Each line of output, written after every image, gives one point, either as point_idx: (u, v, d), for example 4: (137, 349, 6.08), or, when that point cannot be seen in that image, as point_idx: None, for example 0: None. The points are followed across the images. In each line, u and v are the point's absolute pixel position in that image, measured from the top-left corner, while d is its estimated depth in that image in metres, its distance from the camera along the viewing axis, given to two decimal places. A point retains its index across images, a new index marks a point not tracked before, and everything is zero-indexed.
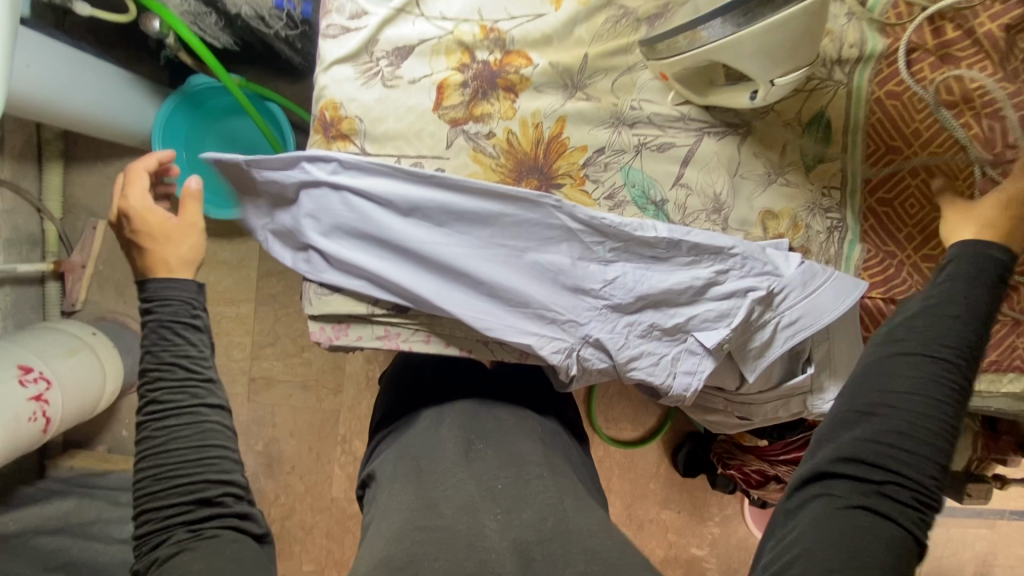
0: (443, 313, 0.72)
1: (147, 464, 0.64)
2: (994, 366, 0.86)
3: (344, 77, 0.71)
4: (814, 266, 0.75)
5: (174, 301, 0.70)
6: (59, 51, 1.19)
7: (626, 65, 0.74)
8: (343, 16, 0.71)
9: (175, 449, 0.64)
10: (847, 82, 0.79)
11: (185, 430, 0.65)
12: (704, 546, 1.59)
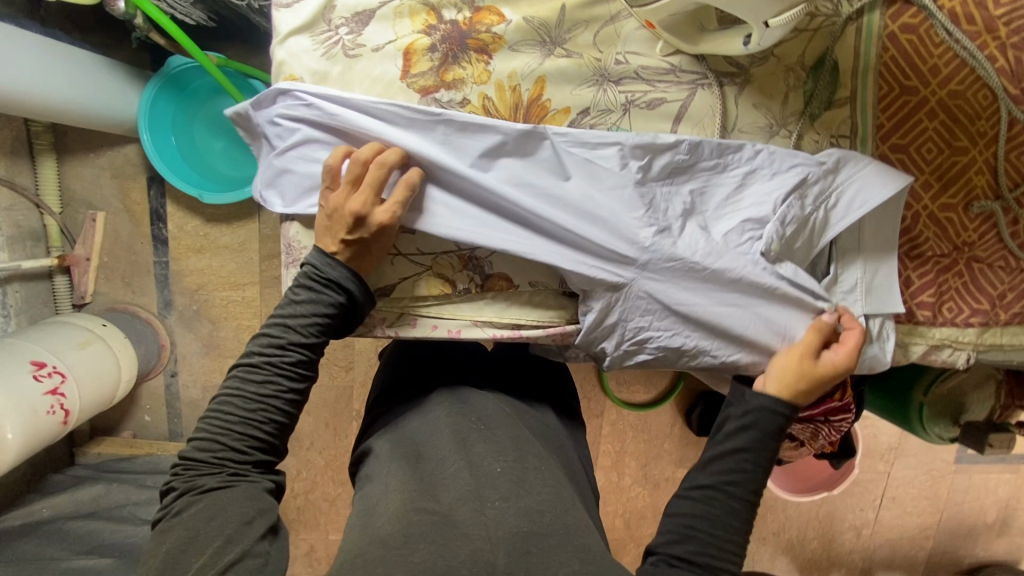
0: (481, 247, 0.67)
1: (224, 402, 0.62)
2: (1017, 319, 0.80)
3: (301, 53, 0.67)
4: (847, 155, 0.71)
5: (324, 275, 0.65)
6: (28, 42, 1.15)
7: (608, 15, 0.67)
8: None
9: (248, 401, 0.62)
10: (856, 19, 0.71)
11: (261, 383, 0.63)
12: None
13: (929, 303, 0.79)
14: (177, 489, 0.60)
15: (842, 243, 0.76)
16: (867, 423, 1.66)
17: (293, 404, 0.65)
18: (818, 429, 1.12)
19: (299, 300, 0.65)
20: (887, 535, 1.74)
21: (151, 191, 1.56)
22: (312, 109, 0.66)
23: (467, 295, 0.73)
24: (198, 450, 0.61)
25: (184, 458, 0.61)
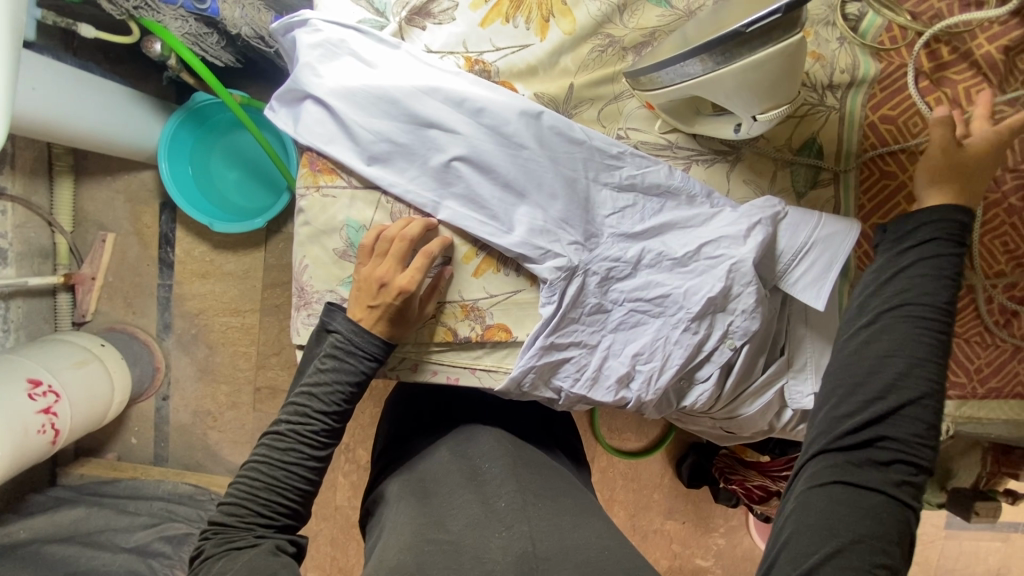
0: (455, 301, 0.74)
1: (317, 401, 0.67)
2: (995, 393, 0.84)
3: (319, 116, 0.70)
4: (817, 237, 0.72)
5: (343, 364, 0.68)
6: (62, 72, 1.20)
7: (612, 93, 0.73)
8: (312, 34, 0.67)
9: (270, 474, 0.64)
10: (839, 107, 0.77)
11: (284, 453, 0.65)
12: (709, 556, 1.59)
13: None
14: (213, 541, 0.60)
15: (792, 315, 0.78)
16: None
17: (310, 472, 0.66)
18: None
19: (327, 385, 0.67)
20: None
21: (162, 216, 1.60)
22: (331, 117, 0.69)
23: (467, 343, 0.75)
24: (268, 449, 0.65)
25: (215, 520, 0.62)
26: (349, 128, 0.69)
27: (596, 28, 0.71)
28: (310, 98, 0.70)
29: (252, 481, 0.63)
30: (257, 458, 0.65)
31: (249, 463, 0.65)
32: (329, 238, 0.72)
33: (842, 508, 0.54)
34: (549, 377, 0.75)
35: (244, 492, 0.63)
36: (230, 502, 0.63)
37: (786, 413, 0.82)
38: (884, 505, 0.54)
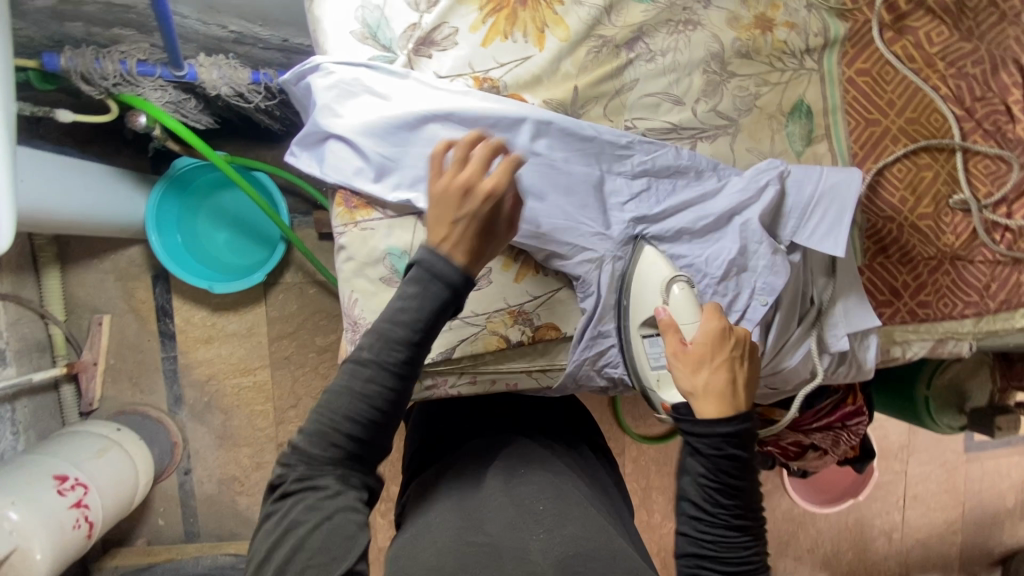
0: (501, 309, 0.76)
1: (390, 353, 0.59)
2: (1005, 306, 0.91)
3: (342, 154, 0.69)
4: (825, 190, 0.77)
5: (414, 296, 0.60)
6: (49, 161, 1.20)
7: (614, 89, 0.76)
8: (326, 76, 0.68)
9: (353, 405, 0.58)
10: (818, 69, 0.82)
11: (365, 382, 0.59)
12: None
13: (928, 301, 0.89)
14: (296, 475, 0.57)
15: (811, 267, 0.82)
16: (876, 426, 1.72)
17: (395, 402, 0.60)
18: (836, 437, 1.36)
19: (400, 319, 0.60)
20: (918, 536, 1.77)
21: (156, 288, 1.58)
22: (355, 154, 0.69)
23: (520, 348, 0.77)
24: (339, 399, 0.58)
25: (299, 447, 0.58)
26: (377, 161, 0.68)
27: (589, 32, 0.75)
28: (331, 138, 0.69)
29: (335, 411, 0.58)
30: (325, 412, 0.58)
31: (326, 390, 0.59)
32: (372, 268, 0.71)
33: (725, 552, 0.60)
34: (602, 366, 0.77)
35: (327, 421, 0.58)
36: (304, 457, 0.58)
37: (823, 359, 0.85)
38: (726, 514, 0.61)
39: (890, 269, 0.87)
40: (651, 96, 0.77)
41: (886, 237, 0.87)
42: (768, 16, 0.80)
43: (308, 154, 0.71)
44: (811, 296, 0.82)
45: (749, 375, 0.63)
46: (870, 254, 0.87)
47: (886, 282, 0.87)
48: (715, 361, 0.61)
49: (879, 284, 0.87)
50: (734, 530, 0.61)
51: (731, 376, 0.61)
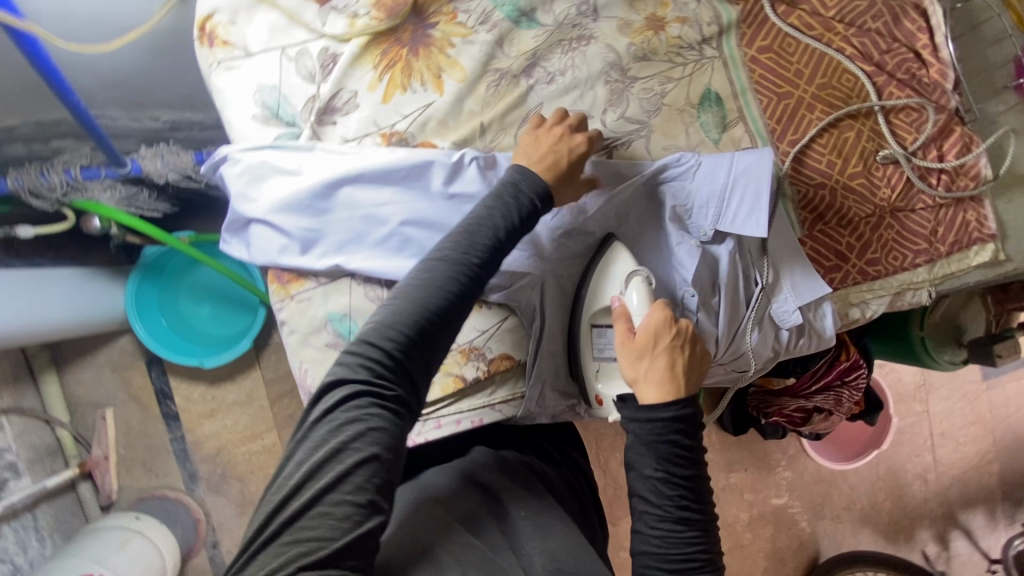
0: (452, 350, 0.77)
1: (428, 307, 0.59)
2: (957, 247, 0.92)
3: (268, 234, 0.72)
4: (733, 176, 0.77)
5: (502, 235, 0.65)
6: (14, 278, 1.21)
7: (521, 118, 0.78)
8: (236, 166, 0.70)
9: (439, 340, 0.59)
10: (719, 55, 0.83)
11: (450, 319, 0.60)
12: (782, 493, 1.66)
13: (877, 258, 0.90)
14: (377, 394, 0.55)
15: (750, 249, 0.83)
16: (885, 372, 1.70)
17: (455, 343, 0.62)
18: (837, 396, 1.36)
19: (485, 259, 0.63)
20: (952, 472, 1.75)
21: (152, 372, 1.60)
22: (279, 232, 0.71)
23: (478, 383, 0.79)
24: (373, 350, 0.56)
25: (381, 366, 0.56)
26: (302, 235, 0.71)
27: (484, 68, 0.76)
28: (254, 222, 0.72)
29: (422, 341, 0.58)
30: (361, 362, 0.55)
31: (414, 316, 0.58)
32: (317, 336, 0.73)
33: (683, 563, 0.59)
34: (561, 382, 0.80)
35: (416, 350, 0.58)
36: (331, 412, 0.53)
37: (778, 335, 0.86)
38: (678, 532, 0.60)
39: (830, 234, 0.88)
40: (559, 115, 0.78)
41: (821, 203, 0.87)
42: (659, 16, 0.81)
43: (238, 240, 0.74)
44: (754, 277, 0.84)
45: (694, 360, 0.66)
46: (807, 223, 0.88)
47: (828, 248, 0.88)
48: (657, 348, 0.65)
49: (823, 250, 0.88)
50: (694, 549, 0.60)
51: (671, 363, 0.64)
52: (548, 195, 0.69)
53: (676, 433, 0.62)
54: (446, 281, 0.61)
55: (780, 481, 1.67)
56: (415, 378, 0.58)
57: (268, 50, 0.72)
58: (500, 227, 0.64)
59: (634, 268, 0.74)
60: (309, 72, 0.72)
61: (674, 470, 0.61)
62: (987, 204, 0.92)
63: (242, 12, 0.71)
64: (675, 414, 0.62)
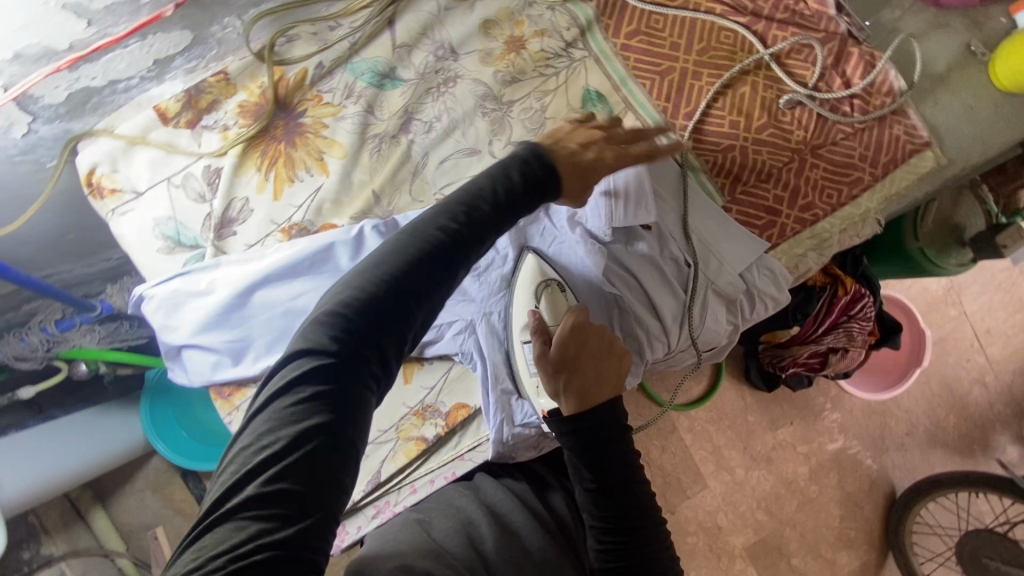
0: (406, 413, 0.78)
1: (411, 272, 0.47)
2: (894, 165, 0.87)
3: (201, 354, 0.74)
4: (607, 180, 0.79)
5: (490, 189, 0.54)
6: (30, 436, 1.10)
7: (410, 173, 0.78)
8: (153, 300, 0.73)
9: (414, 322, 0.47)
10: (589, 54, 0.83)
11: (427, 299, 0.48)
12: (836, 436, 1.52)
13: (811, 202, 0.86)
14: (329, 376, 0.42)
15: (670, 232, 0.83)
16: (907, 284, 1.59)
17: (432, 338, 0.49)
18: (846, 332, 1.29)
19: (468, 223, 0.52)
20: (1009, 368, 1.58)
21: (191, 483, 1.33)
22: (209, 350, 0.73)
23: (440, 439, 0.79)
24: (324, 327, 0.44)
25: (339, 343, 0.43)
26: (229, 348, 0.73)
27: (363, 137, 0.78)
28: (185, 347, 0.74)
29: (391, 319, 0.45)
30: (309, 342, 0.43)
31: (383, 288, 0.46)
32: None
33: None
34: (522, 421, 0.77)
35: (386, 331, 0.45)
36: (280, 385, 0.41)
37: (729, 306, 0.85)
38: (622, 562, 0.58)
39: (754, 193, 0.86)
40: (447, 159, 0.78)
41: (734, 165, 0.85)
42: (517, 35, 0.81)
43: (178, 366, 0.76)
44: (682, 258, 0.83)
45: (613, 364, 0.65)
46: (726, 188, 0.86)
47: (755, 206, 0.86)
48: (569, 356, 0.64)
49: (751, 209, 0.86)
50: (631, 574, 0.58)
51: (583, 379, 0.63)
52: (549, 165, 0.58)
53: (577, 449, 0.61)
54: (421, 248, 0.49)
55: (831, 425, 1.52)
56: (372, 367, 0.44)
57: (155, 184, 0.74)
58: (504, 188, 0.55)
59: (542, 274, 0.75)
60: (199, 193, 0.75)
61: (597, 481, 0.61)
62: (912, 113, 0.87)
63: (120, 156, 0.74)
64: (573, 430, 0.61)
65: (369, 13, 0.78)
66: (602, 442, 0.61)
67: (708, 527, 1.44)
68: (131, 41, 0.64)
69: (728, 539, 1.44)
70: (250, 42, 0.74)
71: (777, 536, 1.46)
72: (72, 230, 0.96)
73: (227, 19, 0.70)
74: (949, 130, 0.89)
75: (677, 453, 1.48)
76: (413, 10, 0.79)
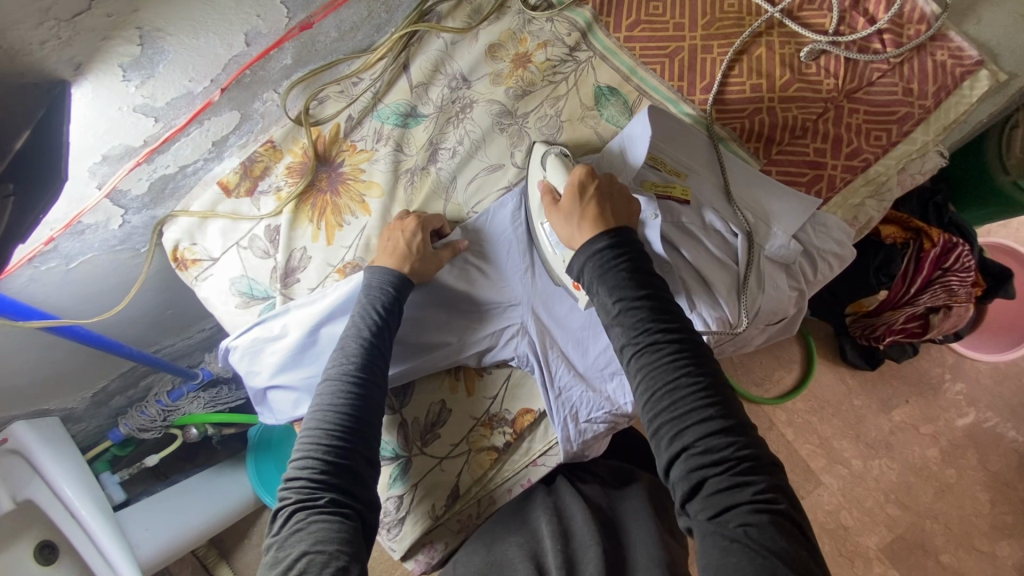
0: (474, 426, 0.79)
1: (337, 407, 0.65)
2: (945, 93, 0.81)
3: (282, 394, 0.81)
4: (618, 149, 0.78)
5: (379, 313, 0.71)
6: (157, 500, 1.22)
7: (444, 199, 0.83)
8: (237, 352, 0.81)
9: (347, 430, 0.64)
10: (594, 53, 0.86)
11: (353, 408, 0.65)
12: (966, 411, 1.35)
13: (856, 149, 0.81)
14: (307, 501, 0.59)
15: (711, 204, 0.80)
16: (1012, 229, 1.43)
17: (373, 435, 0.66)
18: (946, 287, 1.16)
19: (366, 348, 0.68)
20: None
21: None
22: (290, 390, 0.80)
23: (512, 446, 0.79)
24: (298, 470, 0.62)
25: (304, 473, 0.61)
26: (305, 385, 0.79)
27: (397, 173, 0.83)
28: (269, 390, 0.81)
29: (331, 438, 0.63)
30: (294, 486, 0.61)
31: (319, 420, 0.64)
32: None
33: (680, 383, 0.57)
34: (587, 416, 0.77)
35: (329, 449, 0.62)
36: (282, 530, 0.59)
37: (791, 271, 0.81)
38: (661, 352, 0.59)
39: (790, 152, 0.83)
40: (474, 178, 0.83)
41: (763, 127, 0.82)
42: (522, 52, 0.85)
43: (267, 409, 0.83)
44: (728, 228, 0.80)
45: (617, 209, 0.69)
46: (759, 153, 0.83)
47: (794, 164, 0.82)
48: (584, 198, 0.69)
49: (792, 168, 0.82)
50: (682, 376, 0.57)
51: (599, 208, 0.68)
52: (400, 278, 0.73)
53: (618, 259, 0.65)
54: (334, 384, 0.66)
55: (957, 399, 1.36)
56: (337, 473, 0.61)
57: (227, 250, 0.84)
58: (382, 311, 0.71)
59: (547, 152, 0.78)
60: (263, 250, 0.83)
61: (627, 297, 0.62)
62: (954, 35, 0.81)
63: (197, 231, 0.84)
64: (611, 242, 0.66)
65: (384, 63, 0.85)
66: (641, 261, 0.65)
67: (833, 528, 1.29)
68: (192, 128, 0.74)
69: (860, 540, 1.28)
70: (289, 111, 0.83)
71: (917, 532, 1.28)
72: (171, 308, 1.10)
73: (267, 95, 0.79)
74: (1003, 46, 0.81)
75: (780, 450, 1.35)
76: (424, 51, 0.86)
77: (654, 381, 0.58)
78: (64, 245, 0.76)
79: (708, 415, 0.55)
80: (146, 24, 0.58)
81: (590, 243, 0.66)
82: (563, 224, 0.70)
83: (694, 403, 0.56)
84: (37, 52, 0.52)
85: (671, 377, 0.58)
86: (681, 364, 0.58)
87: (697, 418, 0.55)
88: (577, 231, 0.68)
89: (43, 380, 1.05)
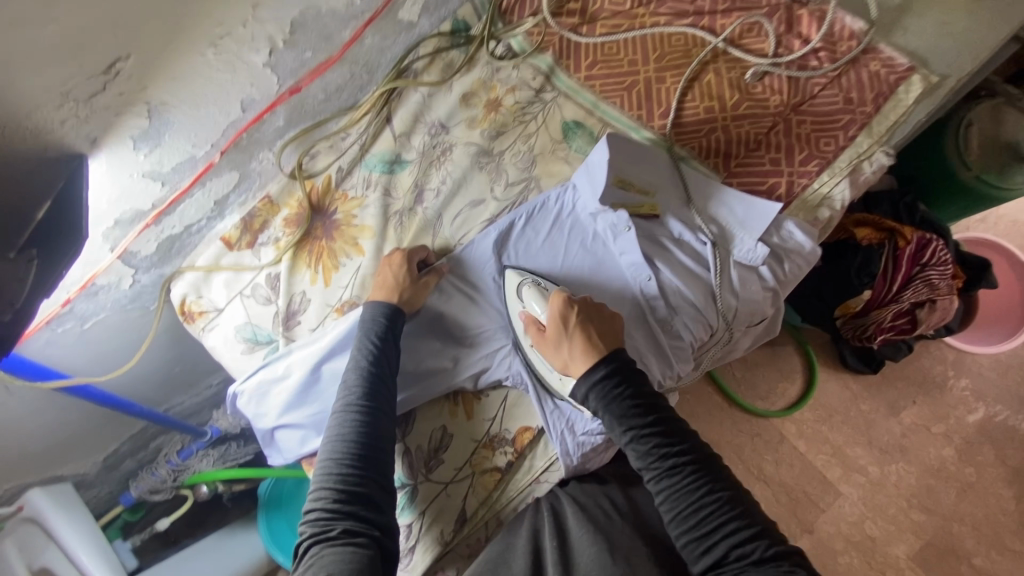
0: (474, 448, 0.81)
1: (345, 435, 0.68)
2: (883, 98, 0.88)
3: (289, 434, 0.84)
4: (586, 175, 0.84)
5: (378, 343, 0.75)
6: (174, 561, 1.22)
7: (431, 234, 0.88)
8: (245, 397, 0.85)
9: (357, 457, 0.66)
10: (559, 92, 0.94)
11: (361, 434, 0.68)
12: (975, 407, 1.35)
13: (808, 156, 0.88)
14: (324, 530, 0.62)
15: (679, 218, 0.86)
16: (991, 223, 1.47)
17: (383, 459, 0.68)
18: (927, 282, 1.19)
19: (368, 377, 0.72)
20: None
21: None
22: (296, 429, 0.83)
23: (513, 465, 0.81)
24: (315, 501, 0.65)
25: (320, 504, 0.64)
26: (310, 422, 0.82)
27: (387, 216, 0.89)
28: (277, 430, 0.85)
29: (342, 466, 0.66)
30: (312, 518, 0.64)
31: (331, 450, 0.67)
32: None
33: (707, 500, 0.62)
34: (584, 429, 0.80)
35: (340, 477, 0.65)
36: (303, 563, 0.61)
37: (762, 271, 0.85)
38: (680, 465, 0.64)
39: (747, 163, 0.89)
40: (459, 214, 0.88)
41: (720, 143, 0.89)
42: (493, 97, 0.93)
43: (277, 451, 0.86)
44: (697, 238, 0.85)
45: (610, 334, 0.73)
46: (720, 167, 0.90)
47: (753, 174, 0.88)
48: (568, 329, 0.72)
49: (751, 177, 0.88)
50: (707, 497, 0.62)
51: (587, 336, 0.72)
52: (393, 306, 0.78)
53: (618, 387, 0.69)
54: (342, 414, 0.70)
55: (964, 395, 1.37)
56: (350, 499, 0.64)
57: (231, 300, 0.89)
58: (379, 341, 0.75)
59: (519, 281, 0.81)
60: (265, 297, 0.88)
61: (636, 425, 0.67)
62: (883, 47, 0.90)
63: (202, 284, 0.89)
64: (608, 371, 0.70)
65: (368, 118, 0.93)
66: (636, 375, 0.70)
67: (860, 540, 1.27)
68: (195, 190, 0.81)
69: (889, 551, 1.26)
70: (283, 167, 0.91)
71: (946, 536, 1.26)
72: (180, 364, 1.14)
73: (263, 154, 0.87)
74: (929, 52, 0.89)
75: (795, 464, 1.34)
76: (404, 104, 0.94)
77: (685, 499, 0.63)
78: (79, 306, 0.81)
79: (734, 524, 0.60)
80: (153, 99, 0.66)
81: (589, 374, 0.70)
82: (555, 354, 0.74)
83: (721, 513, 0.61)
84: (59, 130, 0.59)
85: (699, 502, 0.62)
86: (700, 479, 0.63)
87: (724, 526, 0.60)
88: (573, 364, 0.72)
89: (58, 445, 1.08)
